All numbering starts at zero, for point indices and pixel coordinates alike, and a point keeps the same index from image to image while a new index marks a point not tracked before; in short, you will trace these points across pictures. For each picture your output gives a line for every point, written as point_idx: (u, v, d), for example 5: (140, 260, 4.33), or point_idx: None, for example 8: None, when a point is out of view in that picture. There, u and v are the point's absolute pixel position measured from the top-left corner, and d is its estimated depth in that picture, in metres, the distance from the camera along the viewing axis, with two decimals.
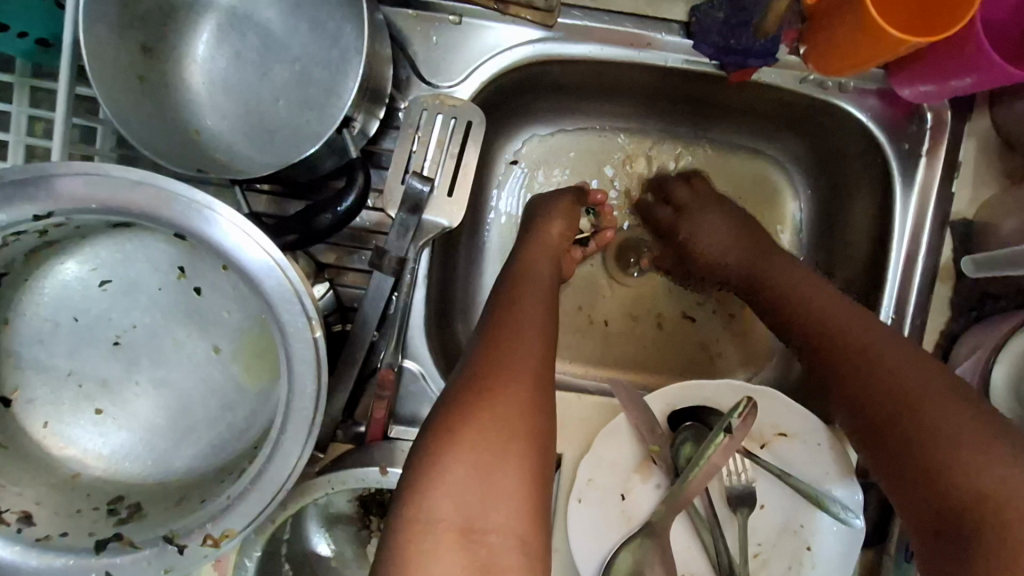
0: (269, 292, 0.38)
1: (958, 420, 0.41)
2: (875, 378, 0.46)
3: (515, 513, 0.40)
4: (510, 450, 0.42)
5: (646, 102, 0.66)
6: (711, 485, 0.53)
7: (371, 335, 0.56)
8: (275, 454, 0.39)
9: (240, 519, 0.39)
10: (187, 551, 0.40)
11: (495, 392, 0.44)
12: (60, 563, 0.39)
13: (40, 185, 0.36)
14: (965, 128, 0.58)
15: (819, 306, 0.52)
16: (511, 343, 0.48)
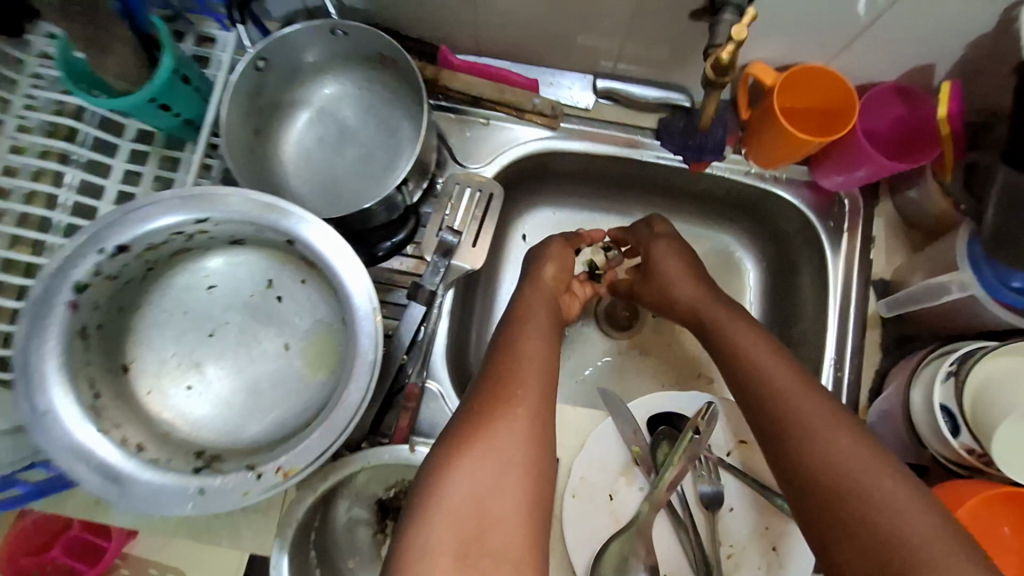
0: (350, 301, 0.51)
1: (881, 483, 0.48)
2: (816, 445, 0.52)
3: (505, 545, 0.47)
4: (503, 484, 0.50)
5: (629, 189, 0.85)
6: (684, 484, 0.63)
7: (400, 356, 0.69)
8: (339, 406, 0.49)
9: (307, 455, 0.48)
10: (264, 477, 0.47)
11: (493, 433, 0.52)
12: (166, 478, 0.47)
13: (204, 199, 0.51)
14: (875, 210, 0.75)
15: (785, 376, 0.57)
16: (507, 389, 0.56)
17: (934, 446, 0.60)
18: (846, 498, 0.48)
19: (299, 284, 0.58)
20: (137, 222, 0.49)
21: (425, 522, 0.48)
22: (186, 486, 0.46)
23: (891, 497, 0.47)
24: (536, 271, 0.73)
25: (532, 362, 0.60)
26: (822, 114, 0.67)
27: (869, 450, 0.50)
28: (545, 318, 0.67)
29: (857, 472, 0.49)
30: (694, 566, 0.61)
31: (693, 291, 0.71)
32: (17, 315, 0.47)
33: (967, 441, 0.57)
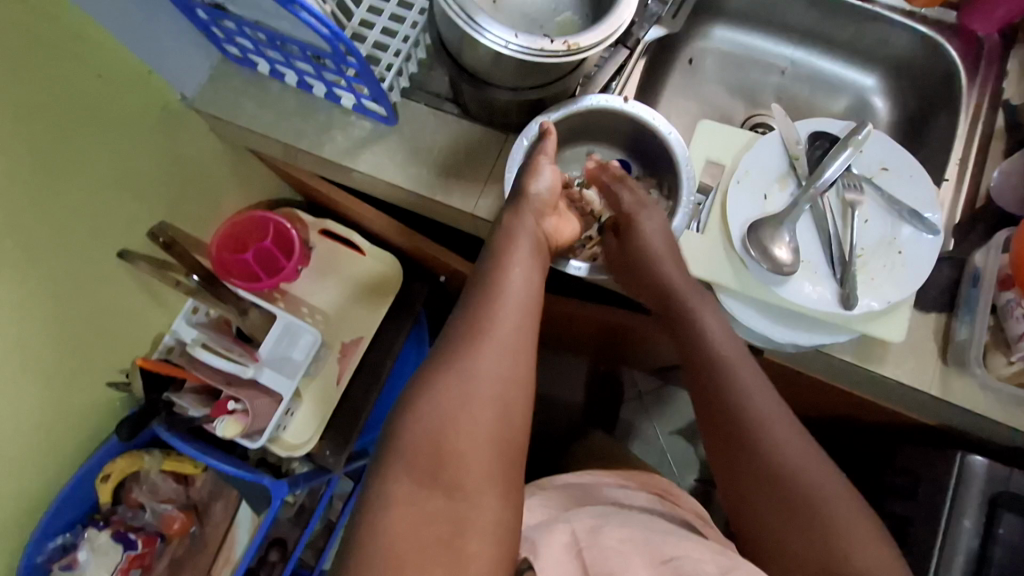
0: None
1: (817, 468, 0.58)
2: (770, 431, 0.60)
3: (480, 479, 0.53)
4: (486, 421, 0.55)
5: (787, 31, 1.02)
6: (832, 193, 0.75)
7: (601, 82, 0.88)
8: (606, 22, 0.68)
9: (584, 40, 0.67)
10: (555, 45, 0.67)
11: (444, 379, 0.56)
12: (491, 26, 0.66)
13: None
14: (1009, 52, 0.90)
15: (741, 359, 0.64)
16: (485, 336, 0.59)
17: None
18: (790, 488, 0.57)
19: None
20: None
21: (389, 468, 0.54)
22: (506, 34, 0.66)
23: (812, 472, 0.58)
24: (523, 190, 0.72)
25: (514, 297, 0.62)
26: None
27: (805, 441, 0.60)
28: (530, 250, 0.67)
29: (801, 465, 0.58)
30: (828, 257, 0.73)
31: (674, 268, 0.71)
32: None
33: None
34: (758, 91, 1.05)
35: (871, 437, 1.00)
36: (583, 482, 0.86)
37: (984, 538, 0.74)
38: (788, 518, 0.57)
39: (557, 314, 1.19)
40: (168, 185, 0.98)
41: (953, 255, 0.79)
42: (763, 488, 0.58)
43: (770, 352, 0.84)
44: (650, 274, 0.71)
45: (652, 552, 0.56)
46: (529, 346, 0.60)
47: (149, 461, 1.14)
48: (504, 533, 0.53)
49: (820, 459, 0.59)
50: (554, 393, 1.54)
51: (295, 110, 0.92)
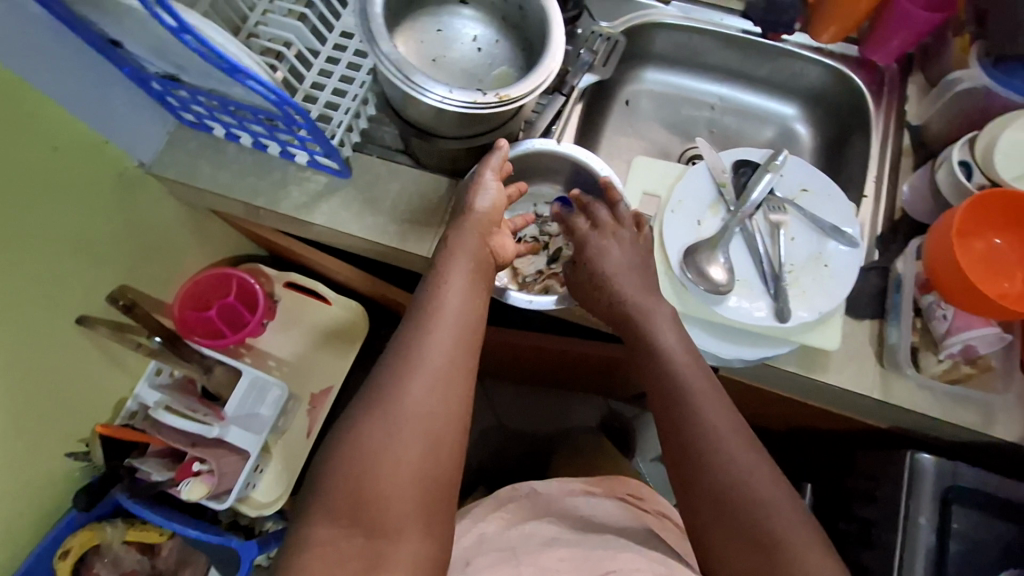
0: (550, 25, 0.78)
1: (759, 476, 0.59)
2: (710, 438, 0.61)
3: (407, 512, 0.55)
4: (414, 453, 0.57)
5: (712, 71, 1.11)
6: (759, 215, 0.81)
7: (539, 133, 0.94)
8: (535, 74, 0.74)
9: (513, 92, 0.73)
10: (486, 97, 0.72)
11: (373, 416, 0.58)
12: (426, 83, 0.71)
13: None
14: (908, 78, 0.98)
15: (697, 376, 0.66)
16: (419, 364, 0.60)
17: (954, 198, 0.78)
18: (736, 502, 0.58)
19: (493, 40, 0.85)
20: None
21: (314, 507, 0.55)
22: (439, 89, 0.71)
23: (760, 491, 0.58)
24: (468, 207, 0.75)
25: (452, 326, 0.64)
26: None
27: (747, 450, 0.61)
28: (468, 272, 0.69)
29: (740, 470, 0.59)
30: (762, 275, 0.78)
31: (632, 282, 0.73)
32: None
33: (979, 181, 0.76)
34: (693, 124, 1.12)
35: (835, 446, 1.03)
36: (551, 490, 0.87)
37: (940, 535, 0.76)
38: (726, 525, 0.58)
39: (524, 350, 1.21)
40: (127, 249, 0.99)
41: (877, 263, 0.83)
42: (707, 498, 0.59)
43: (725, 369, 0.87)
44: (610, 291, 0.74)
45: (593, 568, 0.62)
46: (464, 376, 0.62)
47: (111, 534, 1.10)
48: (423, 567, 0.54)
49: (770, 478, 0.59)
50: (532, 430, 1.54)
51: (251, 168, 0.95)
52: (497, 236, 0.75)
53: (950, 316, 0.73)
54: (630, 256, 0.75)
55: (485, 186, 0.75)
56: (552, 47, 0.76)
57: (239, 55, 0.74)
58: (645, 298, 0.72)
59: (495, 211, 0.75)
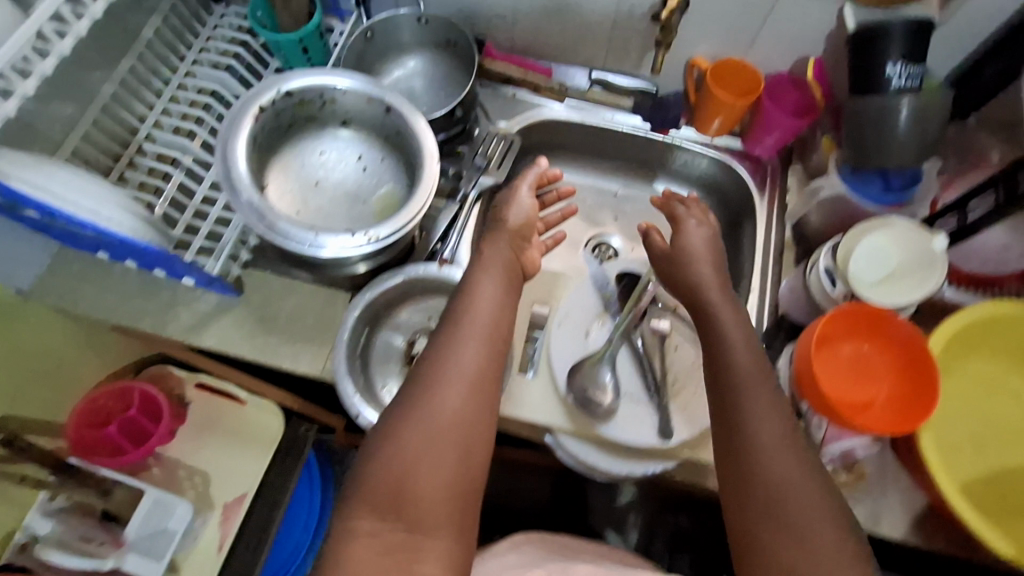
0: (424, 152, 0.78)
1: (796, 477, 0.58)
2: (757, 430, 0.61)
3: (446, 512, 0.57)
4: (448, 456, 0.59)
5: (611, 161, 1.14)
6: (643, 324, 0.84)
7: (434, 243, 0.95)
8: (408, 207, 0.73)
9: (383, 229, 0.71)
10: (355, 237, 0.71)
11: (417, 408, 0.61)
12: (291, 228, 0.70)
13: (340, 76, 0.78)
14: (789, 169, 1.03)
15: (749, 363, 0.65)
16: (448, 374, 0.63)
17: (825, 304, 0.82)
18: (785, 513, 0.56)
19: (379, 159, 0.85)
20: (305, 75, 0.75)
21: (352, 498, 0.58)
22: (303, 234, 0.70)
23: (789, 477, 0.58)
24: (501, 216, 0.84)
25: (483, 333, 0.68)
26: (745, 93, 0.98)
27: (796, 463, 0.59)
28: (493, 285, 0.73)
29: (778, 472, 0.58)
30: (647, 386, 0.80)
31: (690, 277, 0.76)
32: (224, 115, 0.72)
33: (843, 290, 0.80)
34: (598, 214, 1.14)
35: None
36: (557, 536, 0.85)
37: None
38: (771, 528, 0.57)
39: None
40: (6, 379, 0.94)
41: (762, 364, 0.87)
42: (747, 493, 0.59)
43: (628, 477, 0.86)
44: (693, 275, 0.76)
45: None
46: (489, 385, 0.65)
47: None
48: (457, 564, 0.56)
49: (807, 478, 0.58)
50: None
51: (138, 290, 0.92)
52: (527, 252, 0.82)
53: (824, 426, 0.75)
54: (714, 244, 0.79)
55: (519, 201, 0.84)
56: (425, 177, 0.76)
57: (91, 210, 0.70)
58: (706, 293, 0.73)
59: (522, 228, 0.82)
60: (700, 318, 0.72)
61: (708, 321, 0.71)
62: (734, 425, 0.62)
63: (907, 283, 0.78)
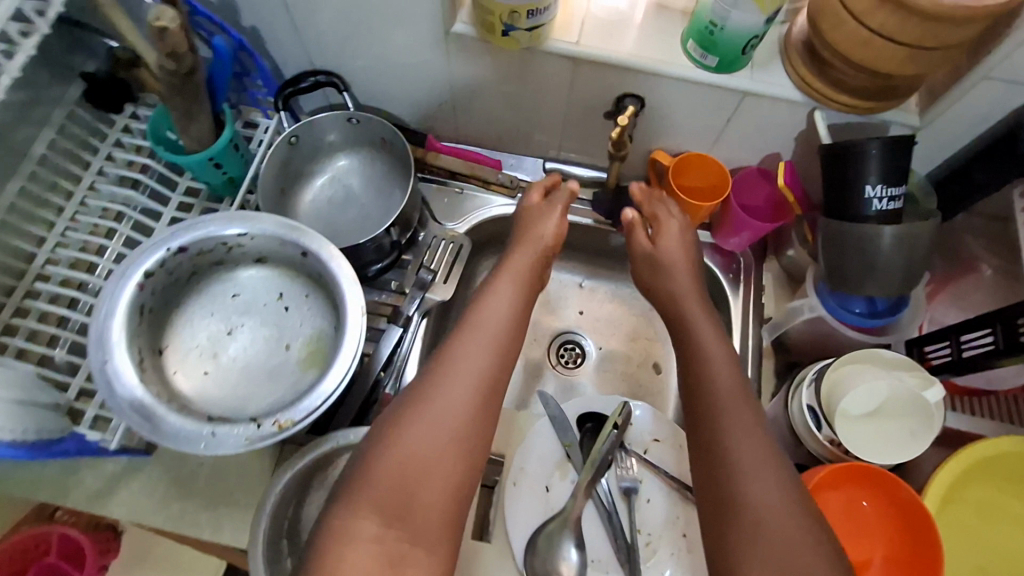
0: (346, 303, 0.68)
1: (769, 488, 0.54)
2: (730, 438, 0.58)
3: (437, 518, 0.53)
4: (446, 463, 0.55)
5: (574, 253, 1.05)
6: (610, 475, 0.75)
7: (377, 372, 0.84)
8: (328, 380, 0.64)
9: (296, 413, 0.62)
10: (263, 427, 0.61)
11: (413, 417, 0.57)
12: (186, 422, 0.60)
13: (246, 220, 0.68)
14: (763, 265, 0.94)
15: (726, 383, 0.63)
16: (456, 369, 0.60)
17: (809, 441, 0.74)
18: (743, 513, 0.53)
19: (303, 297, 0.75)
20: (202, 228, 0.66)
21: (353, 497, 0.53)
22: (199, 429, 0.60)
23: (774, 504, 0.53)
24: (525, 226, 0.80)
25: (489, 336, 0.64)
26: (711, 190, 0.88)
27: (775, 470, 0.55)
28: (511, 290, 0.71)
29: (752, 485, 0.54)
30: (616, 554, 0.71)
31: (681, 282, 0.76)
32: (99, 288, 0.62)
33: (829, 433, 0.71)
34: (564, 308, 1.04)
35: None
36: None
37: None
38: (735, 536, 0.52)
39: None
40: None
41: None
42: (719, 504, 0.55)
43: None
44: (672, 287, 0.76)
45: None
46: (495, 398, 0.61)
47: None
48: None
49: (785, 493, 0.53)
50: None
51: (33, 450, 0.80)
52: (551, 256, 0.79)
53: None
54: (693, 255, 0.79)
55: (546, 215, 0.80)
56: (347, 338, 0.67)
57: None
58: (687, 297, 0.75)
59: (555, 240, 0.80)
60: (686, 331, 0.71)
61: (699, 337, 0.68)
62: (711, 426, 0.60)
63: (902, 433, 0.69)
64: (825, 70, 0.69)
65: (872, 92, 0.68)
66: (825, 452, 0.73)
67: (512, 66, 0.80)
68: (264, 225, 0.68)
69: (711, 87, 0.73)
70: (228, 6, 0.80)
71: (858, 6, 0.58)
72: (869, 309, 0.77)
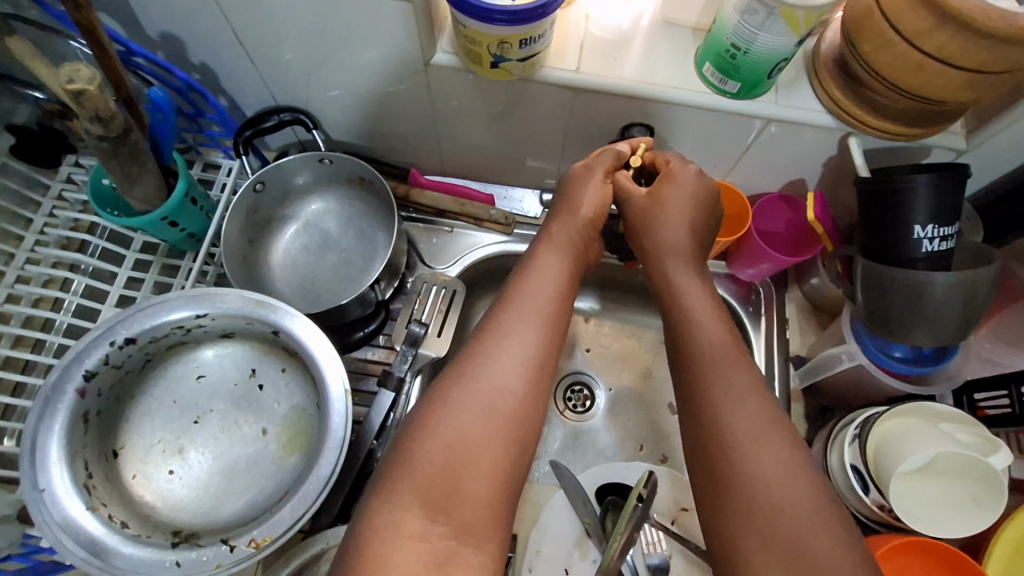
0: (325, 387, 0.59)
1: (770, 462, 0.47)
2: (728, 405, 0.50)
3: (484, 507, 0.48)
4: (492, 448, 0.50)
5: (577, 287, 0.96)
6: (634, 553, 0.69)
7: (370, 442, 0.74)
8: (312, 480, 0.56)
9: (275, 527, 0.54)
10: (237, 549, 0.53)
11: (455, 398, 0.52)
12: (147, 552, 0.52)
13: (206, 299, 0.59)
14: (786, 295, 0.86)
15: (722, 343, 0.55)
16: (498, 345, 0.55)
17: (856, 504, 0.66)
18: (742, 489, 0.47)
19: (279, 371, 0.65)
20: (149, 316, 0.58)
21: (394, 488, 0.48)
22: (162, 559, 0.52)
23: (780, 476, 0.46)
24: (565, 193, 0.67)
25: (536, 307, 0.58)
26: (728, 219, 0.80)
27: (780, 449, 0.48)
28: (557, 253, 0.63)
29: (747, 459, 0.48)
30: None
31: (676, 234, 0.63)
32: (29, 404, 0.53)
33: (877, 497, 0.63)
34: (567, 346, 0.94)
35: None
36: None
37: None
38: (734, 515, 0.46)
39: None
40: None
41: None
42: (712, 472, 0.48)
43: None
44: (660, 239, 0.64)
45: None
46: (543, 377, 0.55)
47: None
48: None
49: (795, 474, 0.47)
50: None
51: None
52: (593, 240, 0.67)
53: None
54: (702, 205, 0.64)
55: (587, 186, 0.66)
56: (330, 428, 0.58)
57: None
58: (677, 245, 0.63)
59: (596, 217, 0.66)
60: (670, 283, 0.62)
61: (680, 286, 0.61)
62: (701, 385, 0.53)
63: (958, 499, 0.60)
64: (861, 92, 0.61)
65: (914, 117, 0.61)
66: (873, 514, 0.66)
67: (502, 96, 0.70)
68: (226, 301, 0.60)
69: (729, 113, 0.65)
70: (175, 45, 0.70)
71: (911, 27, 0.50)
72: (914, 354, 0.69)
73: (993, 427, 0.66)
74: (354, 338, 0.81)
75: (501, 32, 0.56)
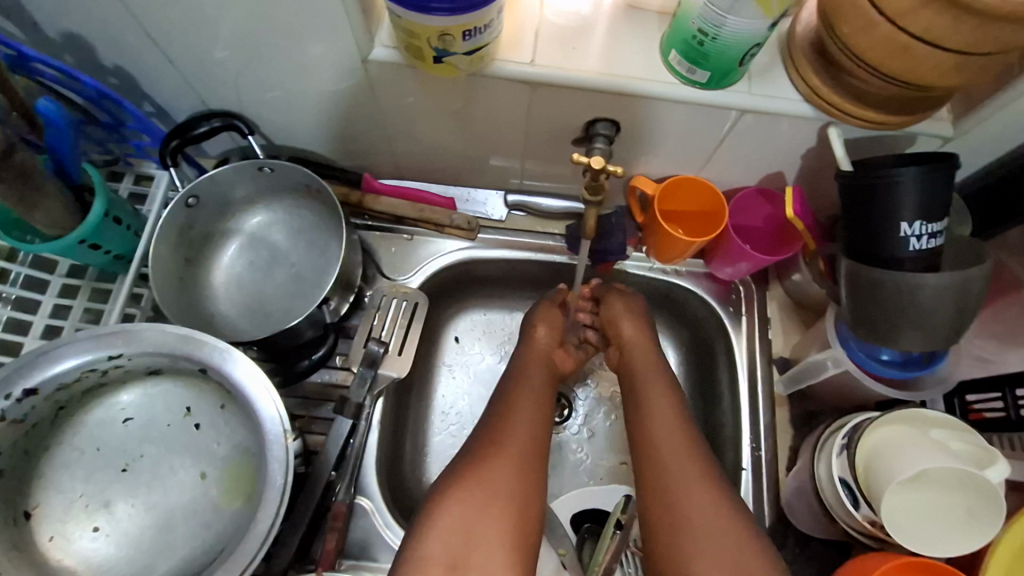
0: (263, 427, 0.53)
1: (702, 498, 0.57)
2: (670, 457, 0.60)
3: None
4: (496, 534, 0.55)
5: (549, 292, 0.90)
6: None
7: (328, 474, 0.67)
8: (248, 537, 0.50)
9: None
10: None
11: (486, 471, 0.58)
12: None
13: (123, 335, 0.53)
14: (767, 293, 0.82)
15: (657, 403, 0.65)
16: (500, 442, 0.61)
17: (846, 519, 0.63)
18: (678, 530, 0.56)
19: (216, 408, 0.59)
20: (50, 363, 0.52)
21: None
22: None
23: (707, 511, 0.56)
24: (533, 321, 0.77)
25: (530, 407, 0.65)
26: (703, 217, 0.75)
27: (706, 486, 0.58)
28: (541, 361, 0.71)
29: (684, 500, 0.57)
30: None
31: (639, 347, 0.72)
32: None
33: (868, 513, 0.59)
34: None
35: None
36: None
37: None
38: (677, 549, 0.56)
39: None
40: None
41: None
42: (662, 520, 0.57)
43: None
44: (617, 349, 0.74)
45: None
46: (537, 467, 0.60)
47: None
48: None
49: (718, 504, 0.57)
50: None
51: None
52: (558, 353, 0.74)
53: None
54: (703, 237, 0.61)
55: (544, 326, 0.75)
56: (268, 474, 0.52)
57: None
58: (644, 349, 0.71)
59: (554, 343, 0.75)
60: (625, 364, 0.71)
61: (641, 357, 0.70)
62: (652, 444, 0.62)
63: (941, 518, 0.56)
64: (841, 77, 0.56)
65: (901, 104, 0.56)
66: (863, 530, 0.62)
67: (454, 93, 0.64)
68: (144, 336, 0.54)
69: (698, 105, 0.60)
70: (82, 45, 0.62)
71: (894, 6, 0.45)
72: (903, 357, 0.65)
73: (987, 431, 0.62)
74: (305, 362, 0.74)
75: (441, 23, 0.50)
